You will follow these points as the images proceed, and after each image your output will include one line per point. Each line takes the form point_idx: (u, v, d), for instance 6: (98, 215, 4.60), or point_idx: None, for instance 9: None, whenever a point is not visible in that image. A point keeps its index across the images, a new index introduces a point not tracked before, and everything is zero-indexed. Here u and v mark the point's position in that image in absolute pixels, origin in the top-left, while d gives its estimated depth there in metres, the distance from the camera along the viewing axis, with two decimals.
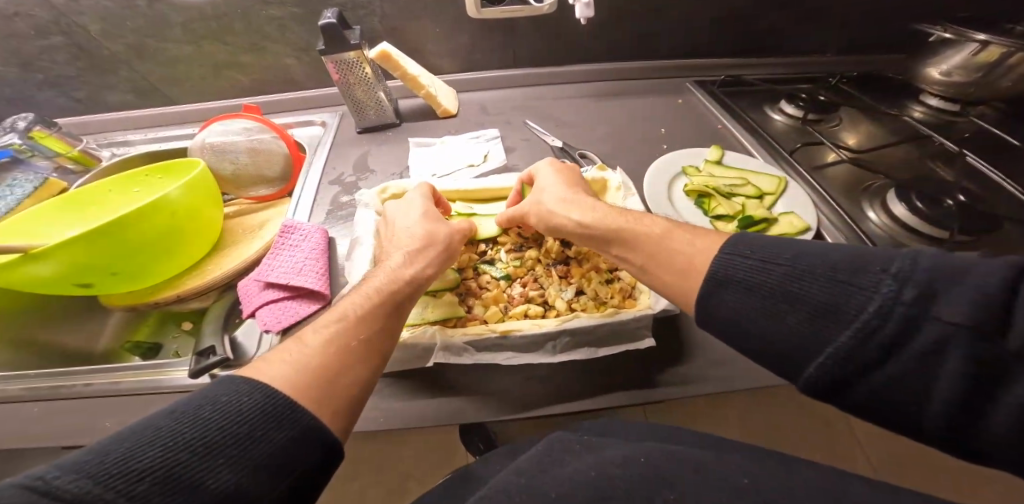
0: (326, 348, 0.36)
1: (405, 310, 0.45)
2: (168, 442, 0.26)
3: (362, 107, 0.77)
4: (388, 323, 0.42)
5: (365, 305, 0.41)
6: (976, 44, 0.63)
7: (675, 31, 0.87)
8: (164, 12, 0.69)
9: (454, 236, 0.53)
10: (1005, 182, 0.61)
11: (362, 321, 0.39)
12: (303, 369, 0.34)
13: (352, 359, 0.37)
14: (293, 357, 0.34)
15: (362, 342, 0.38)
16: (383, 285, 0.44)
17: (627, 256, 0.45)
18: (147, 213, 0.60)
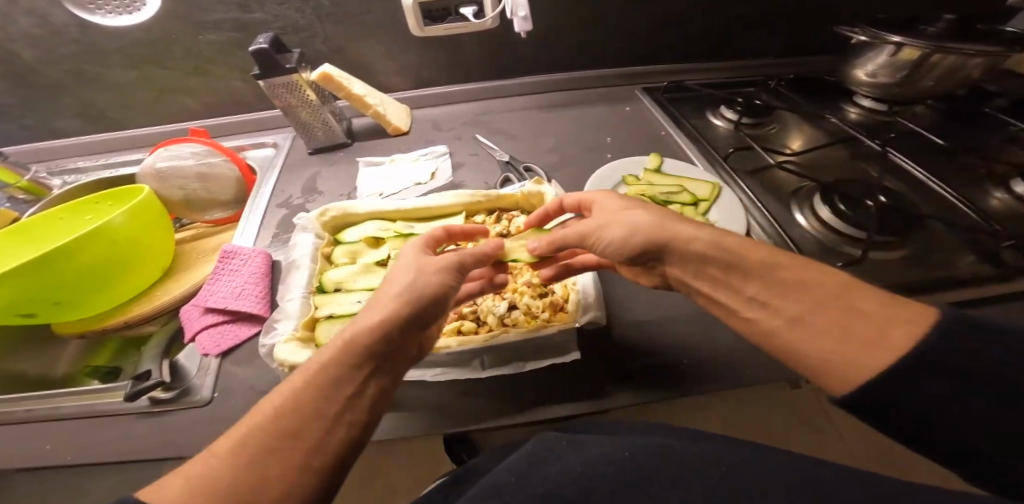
0: (231, 455, 0.30)
1: (365, 383, 0.37)
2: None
3: (310, 130, 0.78)
4: (335, 400, 0.34)
5: (299, 382, 0.35)
6: (892, 46, 0.65)
7: (619, 40, 0.89)
8: (99, 40, 0.70)
9: (432, 280, 0.42)
10: (930, 181, 0.63)
11: (291, 410, 0.33)
12: (200, 489, 0.28)
13: (265, 461, 0.30)
14: (208, 465, 0.30)
15: (293, 428, 0.32)
16: (333, 353, 0.36)
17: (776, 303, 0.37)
18: (88, 242, 0.61)
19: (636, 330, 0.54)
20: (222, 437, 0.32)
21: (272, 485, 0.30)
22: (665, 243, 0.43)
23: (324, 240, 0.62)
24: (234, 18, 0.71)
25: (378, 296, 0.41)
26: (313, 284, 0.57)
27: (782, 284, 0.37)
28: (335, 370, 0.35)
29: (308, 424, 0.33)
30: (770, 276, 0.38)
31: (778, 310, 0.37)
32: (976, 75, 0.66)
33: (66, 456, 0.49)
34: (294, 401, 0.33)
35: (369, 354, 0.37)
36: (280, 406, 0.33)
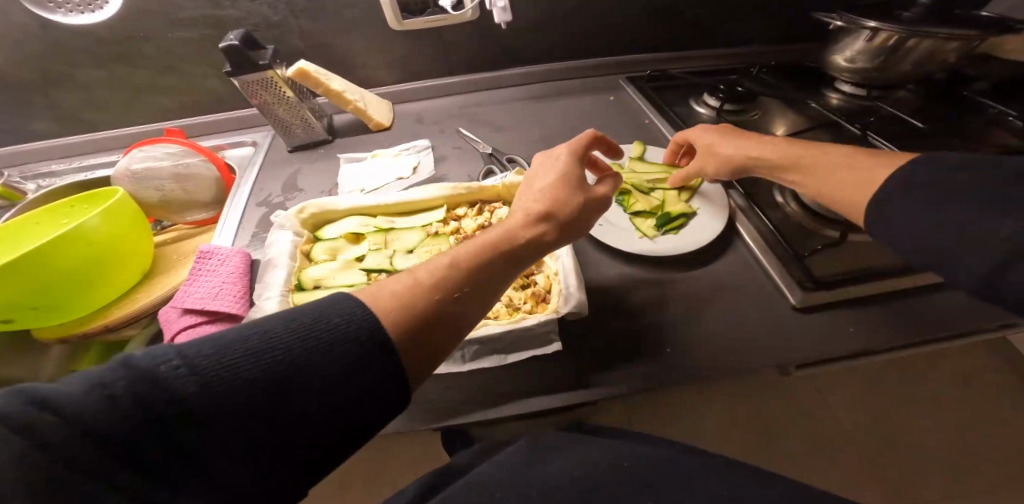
0: (388, 306, 0.33)
1: (473, 311, 0.38)
2: (252, 358, 0.26)
3: (288, 127, 0.77)
4: (495, 273, 0.41)
5: (479, 246, 0.42)
6: (868, 31, 0.64)
7: (601, 31, 0.88)
8: (67, 39, 0.68)
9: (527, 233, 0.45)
10: None
11: (430, 290, 0.36)
12: (404, 306, 0.34)
13: (443, 300, 0.36)
14: (404, 288, 0.35)
15: (467, 285, 0.38)
16: (505, 238, 0.43)
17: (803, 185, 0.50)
18: (64, 245, 0.60)
19: (620, 319, 0.53)
20: (380, 286, 0.35)
21: (444, 320, 0.36)
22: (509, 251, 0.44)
23: (304, 237, 0.61)
24: (204, 15, 0.70)
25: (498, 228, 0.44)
26: (292, 280, 0.56)
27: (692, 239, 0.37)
28: (501, 253, 0.42)
29: (427, 321, 0.35)
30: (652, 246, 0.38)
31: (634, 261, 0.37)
32: (953, 58, 0.66)
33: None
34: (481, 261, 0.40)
35: (519, 248, 0.43)
36: (422, 288, 0.36)
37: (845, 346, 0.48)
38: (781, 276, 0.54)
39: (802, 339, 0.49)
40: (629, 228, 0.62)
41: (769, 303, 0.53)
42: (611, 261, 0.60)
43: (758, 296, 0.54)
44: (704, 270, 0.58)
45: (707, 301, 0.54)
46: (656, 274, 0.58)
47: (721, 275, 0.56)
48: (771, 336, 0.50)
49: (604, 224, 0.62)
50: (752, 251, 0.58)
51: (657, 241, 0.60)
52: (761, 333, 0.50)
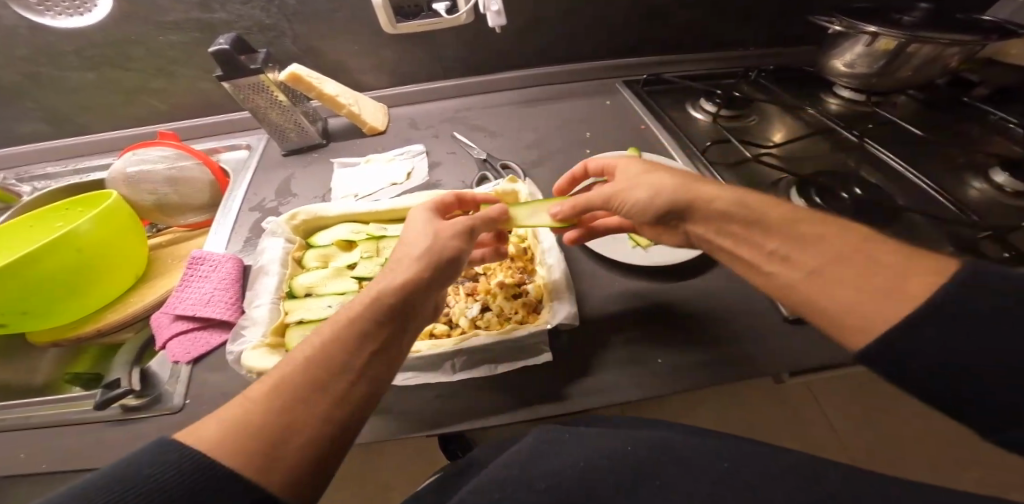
0: (272, 392, 0.31)
1: (393, 345, 0.37)
2: (107, 495, 0.25)
3: (282, 131, 0.77)
4: (360, 354, 0.35)
5: (336, 326, 0.36)
6: (867, 37, 0.64)
7: (596, 34, 0.88)
8: (58, 43, 0.68)
9: (451, 245, 0.43)
10: (908, 172, 0.62)
11: (325, 356, 0.34)
12: (296, 387, 0.32)
13: (296, 406, 0.31)
14: (236, 411, 0.30)
15: (323, 377, 0.33)
16: (363, 312, 0.37)
17: (796, 257, 0.37)
18: (56, 250, 0.60)
19: (611, 328, 0.53)
20: (260, 378, 0.32)
21: (308, 429, 0.31)
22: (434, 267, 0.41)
23: (295, 245, 0.61)
24: (196, 19, 0.70)
25: (397, 259, 0.42)
26: (282, 288, 0.56)
27: (807, 238, 0.37)
28: (360, 329, 0.36)
29: (337, 382, 0.33)
30: (789, 230, 0.38)
31: (795, 266, 0.37)
32: (953, 65, 0.66)
33: (40, 465, 0.48)
34: (330, 349, 0.34)
35: (393, 315, 0.38)
36: (309, 359, 0.33)
37: (832, 358, 0.48)
38: None
39: (793, 352, 0.49)
40: (623, 237, 0.62)
41: (760, 313, 0.53)
42: (604, 270, 0.60)
43: (748, 307, 0.53)
44: (697, 280, 0.58)
45: (698, 312, 0.54)
46: (648, 284, 0.57)
47: (713, 285, 0.56)
48: (762, 347, 0.50)
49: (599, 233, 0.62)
50: None
51: (650, 251, 0.59)
52: (751, 345, 0.50)
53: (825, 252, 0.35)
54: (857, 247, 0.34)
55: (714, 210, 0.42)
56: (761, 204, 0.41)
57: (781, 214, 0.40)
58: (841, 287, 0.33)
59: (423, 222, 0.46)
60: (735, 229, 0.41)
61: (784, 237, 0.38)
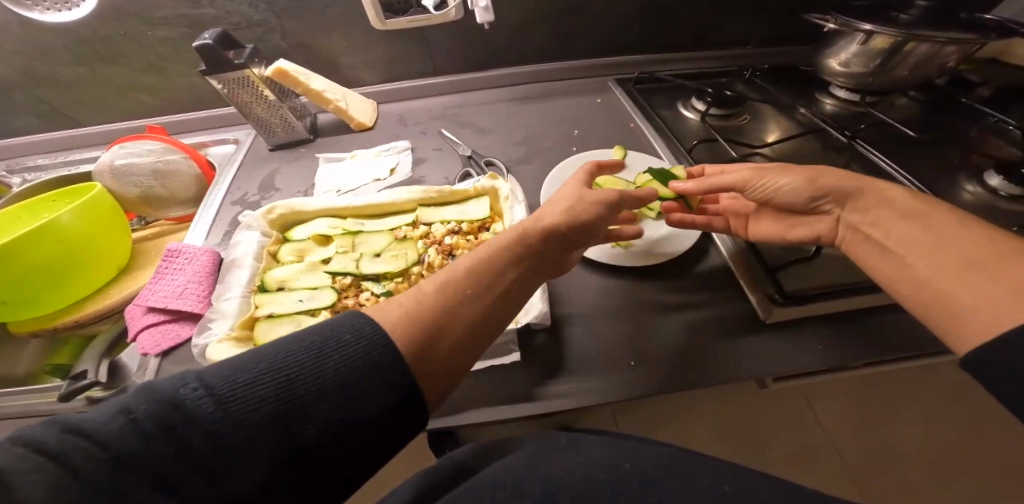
0: (439, 299, 0.35)
1: (524, 283, 0.41)
2: (271, 383, 0.26)
3: (268, 126, 0.77)
4: (509, 276, 0.40)
5: (491, 258, 0.40)
6: (863, 34, 0.61)
7: (589, 31, 0.86)
8: (48, 38, 0.69)
9: (594, 209, 0.47)
10: (899, 174, 0.60)
11: (483, 275, 0.38)
12: (456, 295, 0.36)
13: (458, 308, 0.35)
14: (412, 300, 0.34)
15: (478, 289, 0.37)
16: (512, 241, 0.41)
17: (914, 235, 0.39)
18: (34, 241, 0.60)
19: (582, 328, 0.52)
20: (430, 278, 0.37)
21: (456, 335, 0.34)
22: (572, 222, 0.45)
23: (271, 238, 0.60)
24: (184, 14, 0.70)
25: (545, 207, 0.46)
26: (254, 282, 0.56)
27: (926, 225, 0.39)
28: (516, 255, 0.41)
29: (489, 301, 0.37)
30: (908, 221, 0.40)
31: (908, 249, 0.39)
32: (951, 64, 0.63)
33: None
34: (489, 266, 0.39)
35: (540, 250, 0.43)
36: (472, 274, 0.38)
37: (811, 365, 0.46)
38: (752, 291, 0.51)
39: (770, 358, 0.47)
40: (603, 237, 0.60)
41: (739, 317, 0.51)
42: (582, 271, 0.58)
43: (724, 311, 0.52)
44: (677, 281, 0.56)
45: (674, 315, 0.52)
46: (626, 286, 0.56)
47: (689, 288, 0.55)
48: (738, 353, 0.48)
49: None
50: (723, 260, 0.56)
51: (630, 250, 0.58)
52: (728, 350, 0.48)
53: (929, 243, 0.38)
54: (982, 237, 0.36)
55: (858, 206, 0.44)
56: (915, 204, 0.41)
57: (911, 207, 0.41)
58: (938, 274, 0.36)
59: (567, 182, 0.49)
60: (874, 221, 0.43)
61: (908, 226, 0.40)
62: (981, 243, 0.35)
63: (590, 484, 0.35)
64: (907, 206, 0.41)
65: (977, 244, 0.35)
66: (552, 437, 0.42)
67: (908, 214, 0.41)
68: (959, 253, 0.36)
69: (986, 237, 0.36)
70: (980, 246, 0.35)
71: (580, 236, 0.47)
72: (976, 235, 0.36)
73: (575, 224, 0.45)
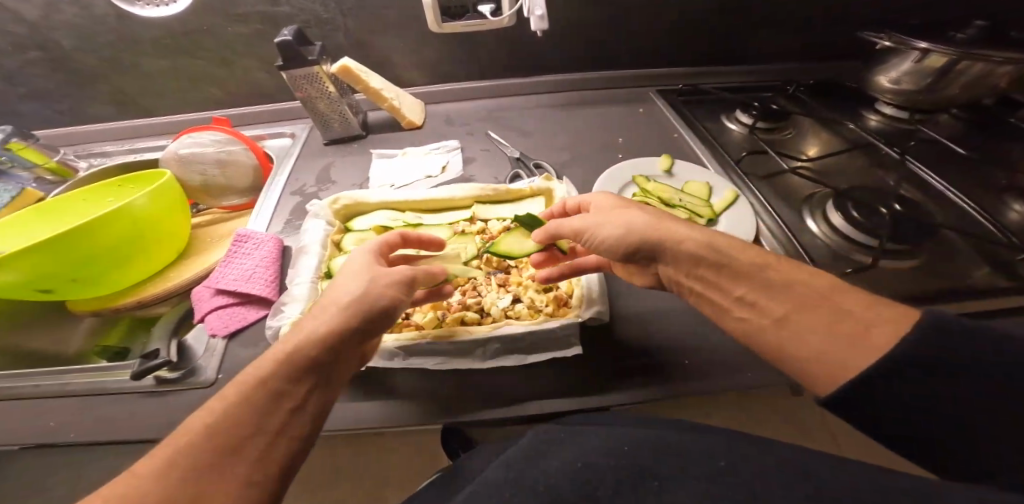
0: (190, 453, 0.32)
1: (306, 393, 0.38)
2: None
3: (326, 120, 0.80)
4: (282, 411, 0.36)
5: (241, 387, 0.35)
6: (918, 52, 0.64)
7: (635, 41, 0.89)
8: (133, 29, 0.73)
9: (385, 297, 0.43)
10: (948, 191, 0.62)
11: (241, 415, 0.34)
12: (196, 442, 0.32)
13: (214, 472, 0.31)
14: (135, 483, 0.30)
15: (235, 443, 0.33)
16: (268, 371, 0.37)
17: (764, 305, 0.38)
18: (108, 223, 0.62)
19: (637, 328, 0.54)
20: (164, 439, 0.32)
21: (227, 494, 0.31)
22: (364, 322, 0.41)
23: (335, 228, 0.63)
24: (260, 11, 0.73)
25: (324, 304, 0.42)
26: (321, 269, 0.58)
27: (772, 284, 0.38)
28: (271, 388, 0.36)
29: (243, 438, 0.34)
30: (761, 277, 0.39)
31: (764, 312, 0.37)
32: (1003, 84, 0.65)
33: (69, 434, 0.50)
34: (246, 410, 0.34)
35: (314, 367, 0.38)
36: (219, 417, 0.34)
37: None
38: None
39: None
40: None
41: None
42: None
43: None
44: None
45: None
46: None
47: None
48: None
49: None
50: None
51: None
52: None
53: (803, 305, 0.36)
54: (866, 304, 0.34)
55: (705, 266, 0.42)
56: (758, 259, 0.40)
57: (779, 271, 0.39)
58: (809, 333, 0.34)
59: (361, 268, 0.45)
60: (708, 275, 0.42)
61: (750, 284, 0.39)
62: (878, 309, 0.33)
63: (586, 471, 0.32)
64: (790, 274, 0.38)
65: (820, 311, 0.35)
66: (555, 431, 0.40)
67: (742, 271, 0.40)
68: (834, 312, 0.34)
69: (873, 300, 0.35)
70: (843, 301, 0.35)
71: (371, 327, 0.42)
72: (841, 281, 0.37)
73: (367, 321, 0.41)
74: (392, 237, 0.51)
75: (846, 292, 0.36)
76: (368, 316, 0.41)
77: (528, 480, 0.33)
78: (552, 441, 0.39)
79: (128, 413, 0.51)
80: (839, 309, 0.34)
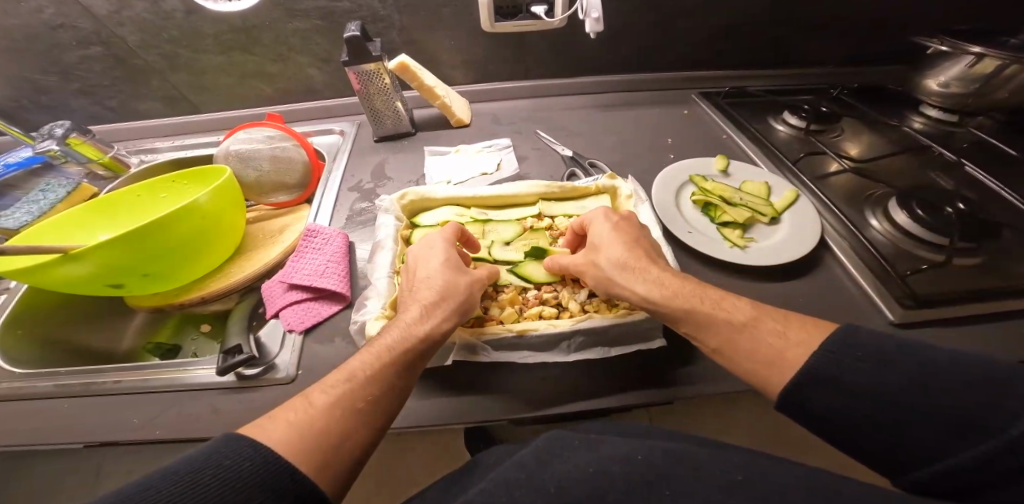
0: (339, 404, 0.37)
1: (421, 369, 0.44)
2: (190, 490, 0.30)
3: (379, 117, 0.81)
4: (406, 379, 0.41)
5: (376, 355, 0.41)
6: (971, 56, 0.66)
7: (680, 43, 0.90)
8: (196, 25, 0.73)
9: (479, 294, 0.49)
10: (1003, 191, 0.65)
11: (376, 377, 0.40)
12: (342, 395, 0.38)
13: (359, 421, 0.37)
14: (301, 417, 0.35)
15: (374, 401, 0.39)
16: (402, 343, 0.42)
17: (700, 339, 0.44)
18: (178, 218, 0.62)
19: None
20: (318, 389, 0.38)
21: (362, 439, 0.37)
22: (465, 311, 0.47)
23: (403, 223, 0.63)
24: (322, 8, 0.74)
25: (433, 290, 0.46)
26: (396, 263, 0.58)
27: (701, 323, 0.43)
28: (404, 361, 0.41)
29: (381, 397, 0.39)
30: (692, 318, 0.44)
31: (701, 343, 0.44)
32: None
33: (152, 430, 0.50)
34: (387, 372, 0.40)
35: (433, 346, 0.44)
36: (361, 377, 0.39)
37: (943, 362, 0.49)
38: (876, 291, 0.54)
39: None
40: (718, 238, 0.63)
41: (864, 318, 0.54)
42: (703, 268, 0.61)
43: (851, 311, 0.54)
44: (801, 281, 0.58)
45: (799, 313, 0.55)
46: (752, 284, 0.58)
47: (811, 288, 0.57)
48: None
49: (694, 232, 0.63)
50: (843, 263, 0.58)
51: (748, 251, 0.60)
52: None
53: (738, 343, 0.41)
54: (786, 331, 0.40)
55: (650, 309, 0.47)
56: (688, 301, 0.45)
57: (715, 310, 0.43)
58: (739, 360, 0.41)
59: (455, 262, 0.50)
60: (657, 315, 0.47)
61: (688, 321, 0.44)
62: (812, 331, 0.39)
63: (597, 477, 0.33)
64: (712, 310, 0.43)
65: (743, 343, 0.41)
66: (564, 437, 0.39)
67: (679, 314, 0.45)
68: (751, 341, 0.41)
69: (787, 323, 0.41)
70: (759, 330, 0.41)
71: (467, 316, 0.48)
72: (758, 309, 0.43)
73: (467, 310, 0.47)
74: (455, 227, 0.56)
75: (764, 320, 0.42)
76: (467, 306, 0.47)
77: (543, 483, 0.33)
78: (567, 444, 0.38)
79: (211, 407, 0.51)
80: (755, 339, 0.41)
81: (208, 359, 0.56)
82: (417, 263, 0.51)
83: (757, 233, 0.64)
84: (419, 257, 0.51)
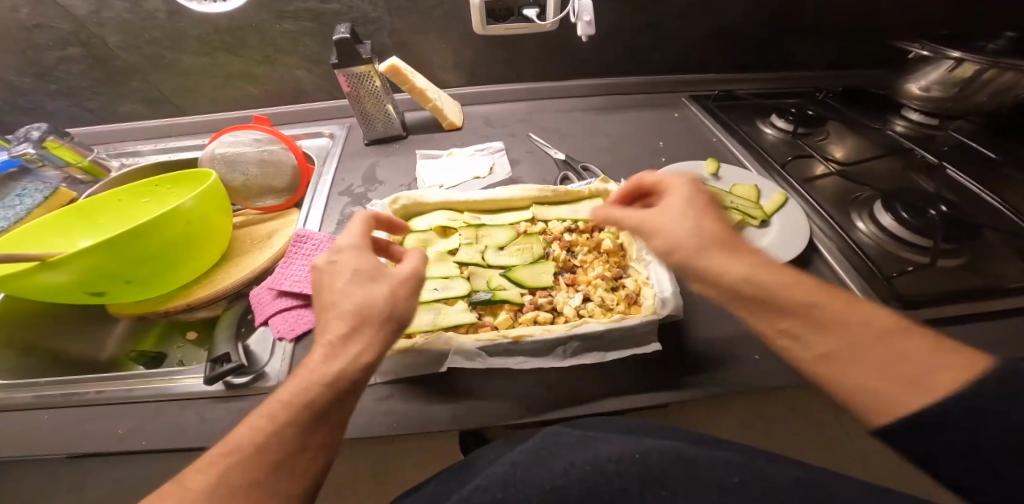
0: (231, 480, 0.32)
1: (345, 408, 0.37)
2: None
3: (370, 119, 0.80)
4: (321, 428, 0.35)
5: (274, 413, 0.35)
6: (951, 61, 0.68)
7: (670, 47, 0.91)
8: (180, 26, 0.71)
9: (403, 306, 0.39)
10: (982, 193, 0.67)
11: (277, 438, 0.34)
12: (234, 468, 0.32)
13: (264, 490, 0.32)
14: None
15: (277, 466, 0.33)
16: (301, 396, 0.35)
17: (810, 341, 0.34)
18: (163, 223, 0.61)
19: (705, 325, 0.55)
20: (201, 470, 0.33)
21: None
22: (391, 331, 0.38)
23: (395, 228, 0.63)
24: (311, 9, 0.73)
25: (338, 315, 0.38)
26: None
27: (821, 322, 0.33)
28: (308, 413, 0.35)
29: (288, 460, 0.34)
30: (811, 316, 0.34)
31: (808, 346, 0.34)
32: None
33: (136, 442, 0.49)
34: (288, 430, 0.34)
35: (351, 381, 0.36)
36: (255, 444, 0.33)
37: None
38: (866, 294, 0.55)
39: None
40: None
41: None
42: None
43: None
44: None
45: None
46: None
47: None
48: None
49: None
50: (832, 266, 0.59)
51: None
52: None
53: (873, 356, 0.31)
54: (935, 345, 0.31)
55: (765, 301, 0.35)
56: (806, 298, 0.34)
57: (857, 317, 0.33)
58: (868, 373, 0.31)
59: (360, 273, 0.40)
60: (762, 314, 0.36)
61: (801, 318, 0.34)
62: (969, 353, 0.31)
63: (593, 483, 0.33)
64: (844, 311, 0.33)
65: (877, 353, 0.31)
66: (562, 434, 0.39)
67: (790, 309, 0.34)
68: (894, 355, 0.31)
69: (941, 344, 0.31)
70: (908, 346, 0.31)
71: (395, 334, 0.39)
72: (907, 321, 0.33)
73: (392, 328, 0.38)
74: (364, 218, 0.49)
75: (918, 336, 0.32)
76: (391, 323, 0.38)
77: (538, 481, 0.34)
78: (565, 440, 0.38)
79: (197, 419, 0.50)
80: (898, 355, 0.31)
81: (196, 367, 0.54)
82: (319, 278, 0.41)
83: (748, 235, 0.64)
84: (329, 267, 0.42)
